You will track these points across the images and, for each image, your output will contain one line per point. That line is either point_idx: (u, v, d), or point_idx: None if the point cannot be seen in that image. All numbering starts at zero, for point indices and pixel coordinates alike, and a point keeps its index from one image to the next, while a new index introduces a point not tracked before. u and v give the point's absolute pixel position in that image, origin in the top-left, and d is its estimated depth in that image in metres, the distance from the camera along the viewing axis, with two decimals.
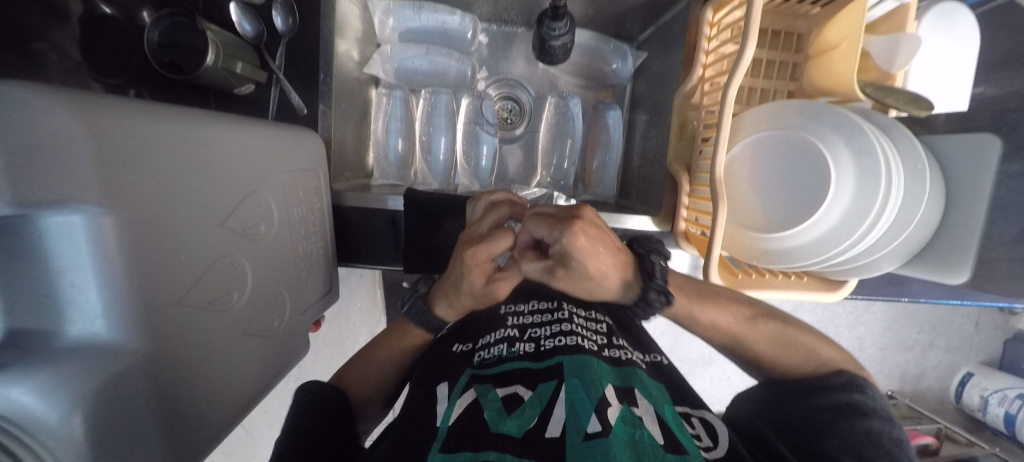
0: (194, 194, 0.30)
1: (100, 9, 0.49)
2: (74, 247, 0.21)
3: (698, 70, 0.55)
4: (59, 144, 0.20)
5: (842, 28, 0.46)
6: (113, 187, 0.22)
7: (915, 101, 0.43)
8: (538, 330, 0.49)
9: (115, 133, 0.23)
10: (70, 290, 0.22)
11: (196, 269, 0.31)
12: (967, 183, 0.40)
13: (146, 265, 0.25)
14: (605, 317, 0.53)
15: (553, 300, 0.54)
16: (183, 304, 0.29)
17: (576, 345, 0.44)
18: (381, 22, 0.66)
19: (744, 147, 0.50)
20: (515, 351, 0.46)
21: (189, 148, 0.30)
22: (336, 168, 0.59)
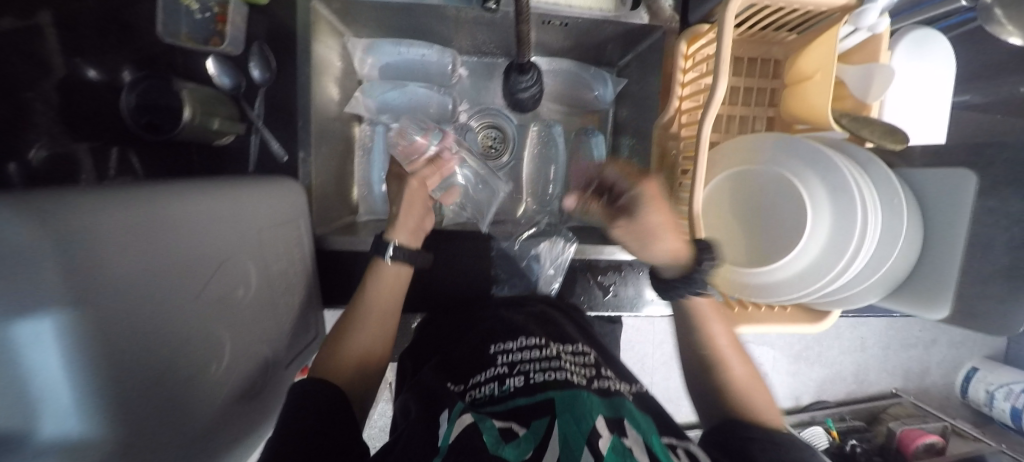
0: (167, 273, 0.31)
1: (84, 72, 0.49)
2: (45, 351, 0.20)
3: (674, 102, 0.55)
4: (27, 255, 0.19)
5: (817, 58, 0.46)
6: (79, 285, 0.22)
7: (890, 133, 0.42)
8: (527, 364, 0.48)
9: (96, 235, 0.24)
10: (43, 397, 0.21)
11: (170, 348, 0.31)
12: (945, 218, 0.40)
13: (122, 359, 0.26)
14: (590, 350, 0.53)
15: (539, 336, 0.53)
16: (160, 387, 0.30)
17: (565, 381, 0.44)
18: (361, 60, 0.68)
19: (722, 179, 0.50)
20: (505, 388, 0.45)
21: (160, 228, 0.30)
22: (320, 210, 0.60)
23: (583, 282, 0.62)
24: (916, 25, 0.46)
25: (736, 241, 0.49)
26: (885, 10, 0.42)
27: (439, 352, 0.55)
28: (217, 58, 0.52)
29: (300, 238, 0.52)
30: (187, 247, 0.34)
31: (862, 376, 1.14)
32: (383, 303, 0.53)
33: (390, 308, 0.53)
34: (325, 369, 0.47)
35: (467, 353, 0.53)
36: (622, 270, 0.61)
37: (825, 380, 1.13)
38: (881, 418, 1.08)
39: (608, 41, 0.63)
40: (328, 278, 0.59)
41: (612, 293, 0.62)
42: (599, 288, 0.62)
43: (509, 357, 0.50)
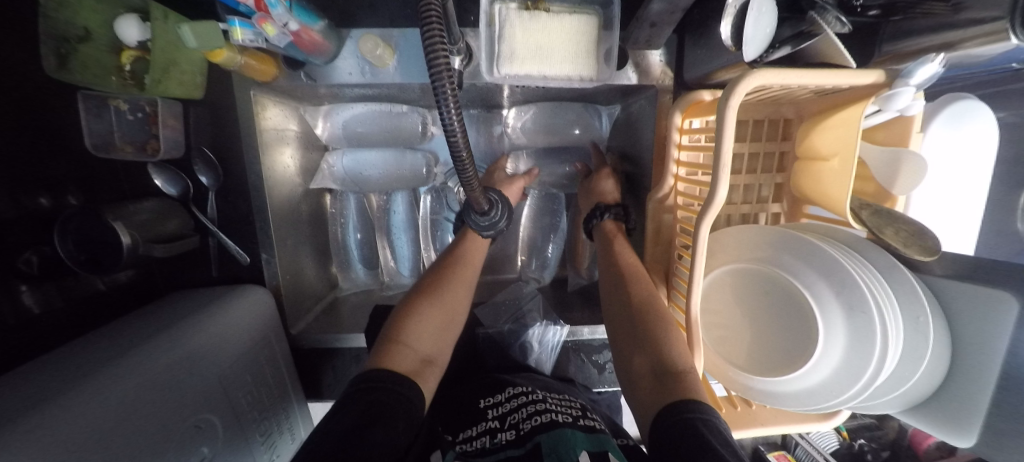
0: None
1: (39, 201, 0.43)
2: None
3: (669, 180, 0.48)
4: None
5: (834, 140, 0.40)
6: None
7: (916, 238, 0.37)
8: (516, 415, 0.45)
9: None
10: None
11: None
12: (975, 343, 0.35)
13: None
14: (577, 397, 0.50)
15: (525, 385, 0.51)
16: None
17: (552, 422, 0.41)
18: (323, 129, 0.63)
19: (724, 271, 0.46)
20: (498, 441, 0.42)
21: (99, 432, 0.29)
22: (295, 304, 0.57)
23: (575, 362, 0.59)
24: (951, 92, 0.39)
25: (740, 344, 0.44)
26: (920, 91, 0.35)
27: (436, 404, 0.54)
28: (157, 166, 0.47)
29: (271, 355, 0.50)
30: (144, 434, 0.32)
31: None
32: (468, 272, 0.54)
33: (470, 278, 0.54)
34: (395, 335, 0.43)
35: (461, 407, 0.51)
36: None
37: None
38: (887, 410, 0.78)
39: (600, 93, 0.56)
40: (310, 375, 0.57)
41: (608, 369, 0.59)
42: (594, 366, 0.59)
43: (500, 411, 0.48)
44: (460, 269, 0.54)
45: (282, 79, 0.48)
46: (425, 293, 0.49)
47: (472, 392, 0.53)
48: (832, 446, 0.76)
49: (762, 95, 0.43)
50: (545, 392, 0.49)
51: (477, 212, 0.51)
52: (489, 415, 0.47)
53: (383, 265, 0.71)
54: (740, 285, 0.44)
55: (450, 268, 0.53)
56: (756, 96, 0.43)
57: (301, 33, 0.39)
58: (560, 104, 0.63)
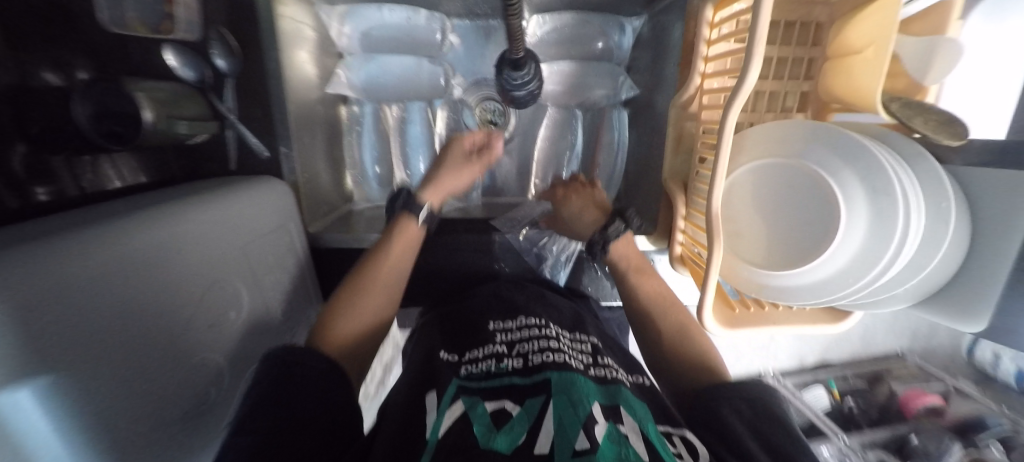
0: (140, 317, 0.31)
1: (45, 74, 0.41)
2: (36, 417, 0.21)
3: (696, 80, 0.49)
4: None
5: (870, 29, 0.38)
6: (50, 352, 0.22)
7: (947, 124, 0.36)
8: (525, 345, 0.49)
9: (69, 284, 0.25)
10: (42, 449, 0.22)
11: (168, 381, 0.33)
12: (993, 226, 0.36)
13: (126, 392, 0.29)
14: (590, 338, 0.54)
15: (541, 319, 0.55)
16: (163, 407, 0.32)
17: (564, 363, 0.45)
18: (338, 33, 0.61)
19: (746, 171, 0.46)
20: (504, 366, 0.46)
21: (108, 274, 0.29)
22: (312, 206, 0.59)
23: (590, 272, 0.65)
24: None
25: (756, 242, 0.45)
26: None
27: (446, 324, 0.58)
28: (172, 47, 0.46)
29: (290, 243, 0.52)
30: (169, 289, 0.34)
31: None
32: (389, 267, 0.52)
33: (402, 262, 0.54)
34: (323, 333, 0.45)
35: (470, 327, 0.55)
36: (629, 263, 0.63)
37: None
38: (881, 374, 0.92)
39: None
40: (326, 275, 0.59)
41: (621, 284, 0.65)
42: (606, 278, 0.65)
43: (508, 337, 0.52)
44: (376, 265, 0.51)
45: None
46: (350, 293, 0.49)
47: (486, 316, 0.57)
48: (824, 405, 0.90)
49: None
50: (558, 331, 0.53)
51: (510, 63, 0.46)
52: (497, 339, 0.51)
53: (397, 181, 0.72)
54: (761, 184, 0.44)
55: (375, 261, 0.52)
56: None
57: None
58: (581, 16, 0.63)
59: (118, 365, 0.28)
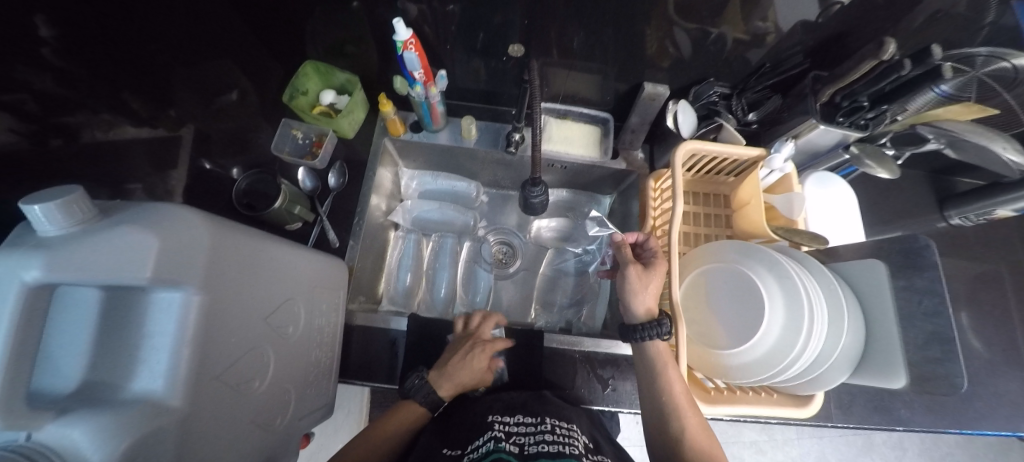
0: (254, 291, 0.39)
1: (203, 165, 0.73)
2: (166, 316, 0.29)
3: (649, 220, 0.71)
4: (186, 237, 0.30)
5: (749, 188, 0.64)
6: (214, 273, 0.32)
7: (815, 238, 0.58)
8: (522, 438, 0.48)
9: (226, 235, 0.35)
10: (149, 354, 0.28)
11: (237, 355, 0.36)
12: (874, 300, 0.50)
13: (210, 341, 0.32)
14: (583, 434, 0.51)
15: (536, 415, 0.53)
16: (218, 383, 0.33)
17: (559, 452, 0.44)
18: (407, 185, 0.87)
19: (695, 274, 0.61)
20: (501, 446, 0.45)
21: (258, 250, 0.40)
22: (353, 290, 0.69)
23: (584, 374, 0.64)
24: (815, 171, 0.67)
25: (715, 327, 0.56)
26: (787, 159, 0.62)
27: (438, 425, 0.56)
28: (306, 168, 0.70)
29: (337, 305, 0.59)
30: (264, 282, 0.41)
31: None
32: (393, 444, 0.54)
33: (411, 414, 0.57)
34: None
35: (462, 424, 0.54)
36: (619, 364, 0.65)
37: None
38: None
39: (601, 178, 0.82)
40: (349, 355, 0.63)
41: (612, 387, 0.64)
42: (598, 381, 0.64)
43: (506, 428, 0.50)
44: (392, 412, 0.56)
45: (406, 135, 0.77)
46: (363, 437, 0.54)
47: (482, 409, 0.56)
48: None
49: (700, 170, 0.70)
50: (554, 423, 0.51)
51: (529, 182, 0.56)
52: (494, 426, 0.50)
53: (420, 294, 0.82)
54: (707, 281, 0.59)
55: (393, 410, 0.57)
56: (698, 170, 0.70)
57: (436, 107, 0.69)
58: (575, 191, 0.89)
59: (219, 312, 0.33)
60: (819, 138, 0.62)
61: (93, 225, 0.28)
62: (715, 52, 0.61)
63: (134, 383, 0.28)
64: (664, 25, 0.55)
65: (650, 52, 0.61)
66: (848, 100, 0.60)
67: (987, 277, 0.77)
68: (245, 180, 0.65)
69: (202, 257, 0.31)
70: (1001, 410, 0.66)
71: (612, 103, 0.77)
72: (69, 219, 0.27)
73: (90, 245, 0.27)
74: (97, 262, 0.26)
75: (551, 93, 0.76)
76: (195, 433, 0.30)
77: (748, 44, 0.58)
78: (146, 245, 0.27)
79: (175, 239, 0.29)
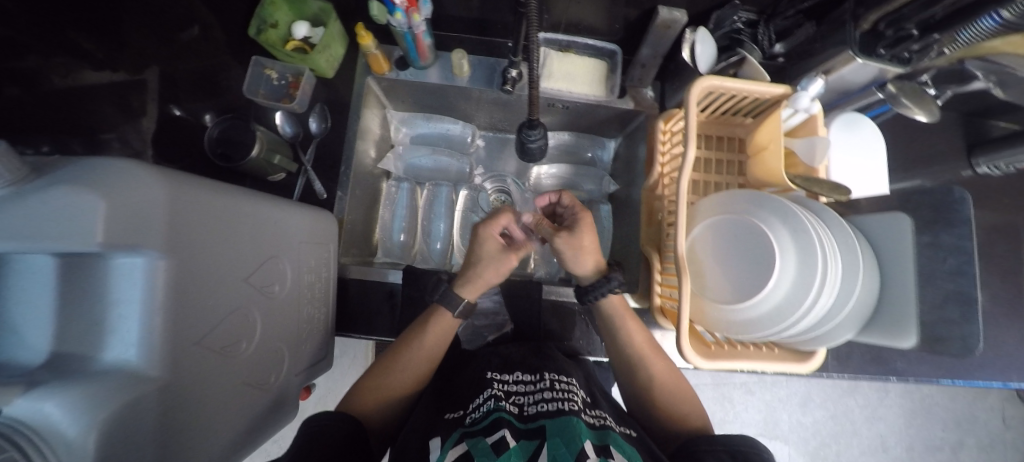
0: (225, 253, 0.37)
1: (173, 111, 0.64)
2: (131, 286, 0.29)
3: (656, 168, 0.66)
4: (141, 203, 0.29)
5: (769, 132, 0.58)
6: (176, 242, 0.31)
7: (835, 188, 0.53)
8: (522, 397, 0.49)
9: (187, 195, 0.33)
10: (116, 323, 0.29)
11: (216, 319, 0.36)
12: (894, 260, 0.47)
13: (184, 305, 0.32)
14: (578, 385, 0.52)
15: (536, 372, 0.54)
16: (201, 345, 0.34)
17: (559, 409, 0.45)
18: (397, 128, 0.81)
19: (702, 228, 0.59)
20: (501, 404, 0.46)
21: (228, 211, 0.38)
22: (346, 243, 0.67)
23: (582, 325, 0.65)
24: (846, 112, 0.60)
25: (721, 282, 0.54)
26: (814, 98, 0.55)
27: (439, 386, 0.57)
28: (285, 113, 0.64)
29: (328, 260, 0.57)
30: (241, 241, 0.40)
31: (840, 437, 1.15)
32: (425, 353, 0.56)
33: (427, 355, 0.56)
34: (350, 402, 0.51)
35: (464, 383, 0.54)
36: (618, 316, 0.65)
37: (799, 447, 1.14)
38: None
39: (606, 121, 0.76)
40: (346, 307, 0.63)
41: None
42: (597, 332, 0.64)
43: (506, 387, 0.51)
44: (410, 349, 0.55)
45: (390, 74, 0.68)
46: (379, 368, 0.54)
47: (483, 365, 0.57)
48: None
49: (716, 110, 0.64)
50: (553, 379, 0.52)
51: (526, 125, 0.50)
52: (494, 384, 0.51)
53: (417, 245, 0.80)
54: (716, 235, 0.57)
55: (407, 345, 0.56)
56: (713, 109, 0.63)
57: (421, 39, 0.60)
58: (578, 134, 0.83)
59: (189, 280, 0.33)
60: (855, 74, 0.54)
61: (27, 187, 0.26)
62: None
63: (105, 353, 0.29)
64: None
65: None
66: (894, 27, 0.50)
67: (1008, 226, 0.74)
68: (217, 128, 0.59)
69: (160, 219, 0.30)
70: (989, 356, 0.67)
71: (621, 32, 0.68)
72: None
73: (28, 214, 0.25)
74: (37, 231, 0.25)
75: (552, 21, 0.67)
76: (184, 392, 0.32)
77: None
78: (86, 210, 0.26)
79: (128, 202, 0.28)
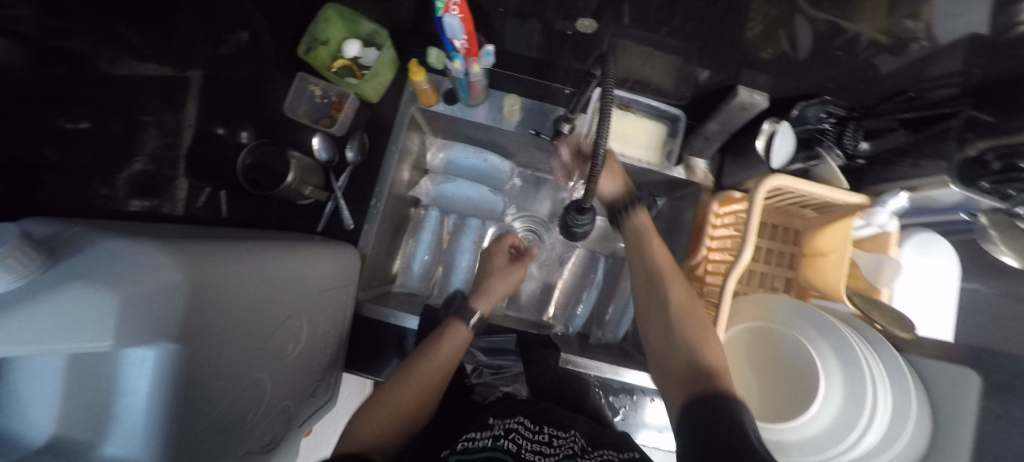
0: (241, 325, 0.37)
1: (216, 129, 0.61)
2: (140, 376, 0.28)
3: (702, 250, 0.62)
4: (157, 292, 0.28)
5: (832, 240, 0.54)
6: (190, 328, 0.30)
7: (896, 321, 0.49)
8: (524, 442, 0.48)
9: (205, 275, 0.32)
10: (123, 413, 0.28)
11: (226, 393, 0.35)
12: (954, 410, 0.44)
13: (195, 388, 0.31)
14: (579, 436, 0.51)
15: (536, 422, 0.53)
16: (206, 424, 0.33)
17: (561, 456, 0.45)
18: (433, 154, 0.77)
19: (740, 328, 0.55)
20: (500, 446, 0.46)
21: (250, 278, 0.38)
22: (366, 276, 0.65)
23: (594, 399, 0.63)
24: (920, 228, 0.55)
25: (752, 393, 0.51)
26: (893, 215, 0.51)
27: (435, 424, 0.56)
28: (323, 137, 0.63)
29: (345, 303, 0.57)
30: (259, 306, 0.39)
31: None
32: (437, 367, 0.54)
33: (443, 362, 0.55)
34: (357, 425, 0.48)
35: (466, 425, 0.53)
36: (634, 394, 0.62)
37: None
38: None
39: (653, 182, 0.72)
40: (359, 342, 0.63)
41: (620, 416, 0.62)
42: (609, 408, 0.62)
43: (508, 425, 0.51)
44: (421, 358, 0.54)
45: (438, 107, 0.66)
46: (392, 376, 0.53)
47: (489, 411, 0.56)
48: None
49: (778, 200, 0.60)
50: (552, 433, 0.51)
51: (574, 206, 0.47)
52: (496, 426, 0.50)
53: (437, 277, 0.78)
54: (755, 339, 0.54)
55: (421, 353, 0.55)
56: (775, 199, 0.59)
57: (477, 84, 0.57)
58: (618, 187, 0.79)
59: (202, 362, 0.32)
60: (946, 197, 0.49)
61: (42, 282, 0.25)
62: (841, 54, 0.47)
63: (107, 444, 0.28)
64: (784, 10, 0.41)
65: (751, 38, 0.47)
66: (1003, 162, 0.46)
67: None
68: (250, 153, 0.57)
69: (176, 307, 0.29)
70: None
71: (689, 98, 0.63)
72: (11, 275, 0.23)
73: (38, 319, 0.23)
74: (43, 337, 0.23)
75: (617, 76, 0.63)
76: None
77: (885, 48, 0.44)
78: (101, 310, 0.24)
79: (142, 294, 0.27)
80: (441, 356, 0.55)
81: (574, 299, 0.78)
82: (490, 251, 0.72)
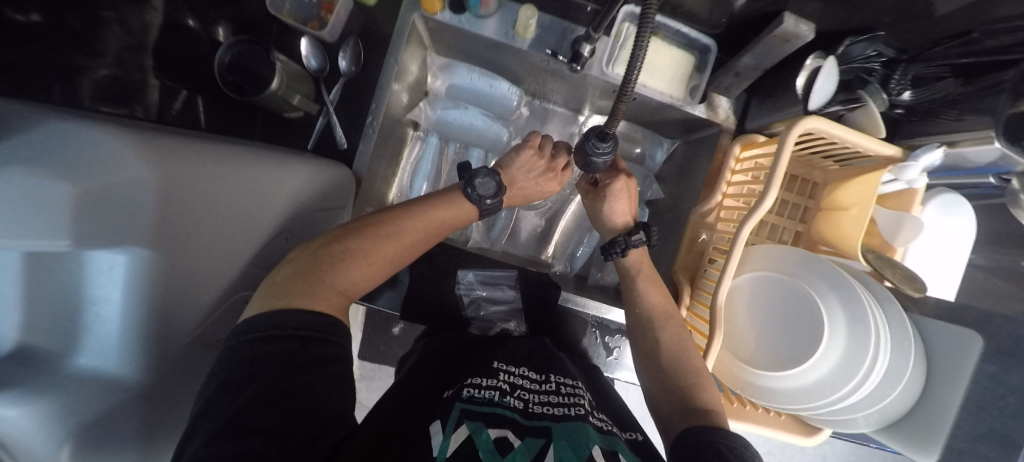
0: (219, 233, 0.36)
1: (185, 21, 0.57)
2: (110, 281, 0.29)
3: (717, 197, 0.58)
4: (116, 191, 0.27)
5: (856, 194, 0.51)
6: (160, 232, 0.31)
7: (909, 278, 0.47)
8: (528, 394, 0.47)
9: (175, 175, 0.32)
10: (97, 321, 0.29)
11: (203, 301, 0.37)
12: (948, 370, 0.43)
13: (168, 293, 0.32)
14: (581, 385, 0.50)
15: (543, 372, 0.51)
16: (179, 332, 0.34)
17: (567, 414, 0.43)
18: (434, 75, 0.71)
19: (747, 278, 0.54)
20: (505, 400, 0.44)
21: (225, 186, 0.36)
22: (364, 199, 0.61)
23: (591, 339, 0.63)
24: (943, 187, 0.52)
25: (750, 340, 0.51)
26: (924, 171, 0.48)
27: (433, 355, 0.56)
28: (310, 40, 0.55)
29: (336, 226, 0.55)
30: (238, 217, 0.38)
31: None
32: (431, 223, 0.50)
33: (432, 226, 0.51)
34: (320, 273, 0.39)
35: (465, 368, 0.52)
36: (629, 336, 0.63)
37: None
38: None
39: (671, 121, 0.67)
40: None
41: (613, 356, 0.63)
42: (603, 348, 0.63)
43: (512, 378, 0.49)
44: (409, 217, 0.49)
45: (441, 16, 0.57)
46: (362, 226, 0.46)
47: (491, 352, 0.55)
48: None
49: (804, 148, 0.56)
50: (559, 382, 0.49)
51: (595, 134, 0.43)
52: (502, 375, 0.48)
53: None
54: (761, 290, 0.52)
55: (409, 213, 0.50)
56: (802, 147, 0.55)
57: None
58: (634, 125, 0.74)
59: (176, 267, 0.32)
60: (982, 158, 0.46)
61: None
62: None
63: (78, 355, 0.28)
64: None
65: None
66: None
67: None
68: (229, 52, 0.51)
69: (140, 210, 0.29)
70: None
71: (725, 26, 0.56)
72: None
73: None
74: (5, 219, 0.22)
75: None
76: (159, 384, 0.33)
77: None
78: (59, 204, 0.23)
79: (98, 191, 0.26)
80: (433, 219, 0.51)
81: (575, 241, 0.77)
82: (519, 145, 0.62)
